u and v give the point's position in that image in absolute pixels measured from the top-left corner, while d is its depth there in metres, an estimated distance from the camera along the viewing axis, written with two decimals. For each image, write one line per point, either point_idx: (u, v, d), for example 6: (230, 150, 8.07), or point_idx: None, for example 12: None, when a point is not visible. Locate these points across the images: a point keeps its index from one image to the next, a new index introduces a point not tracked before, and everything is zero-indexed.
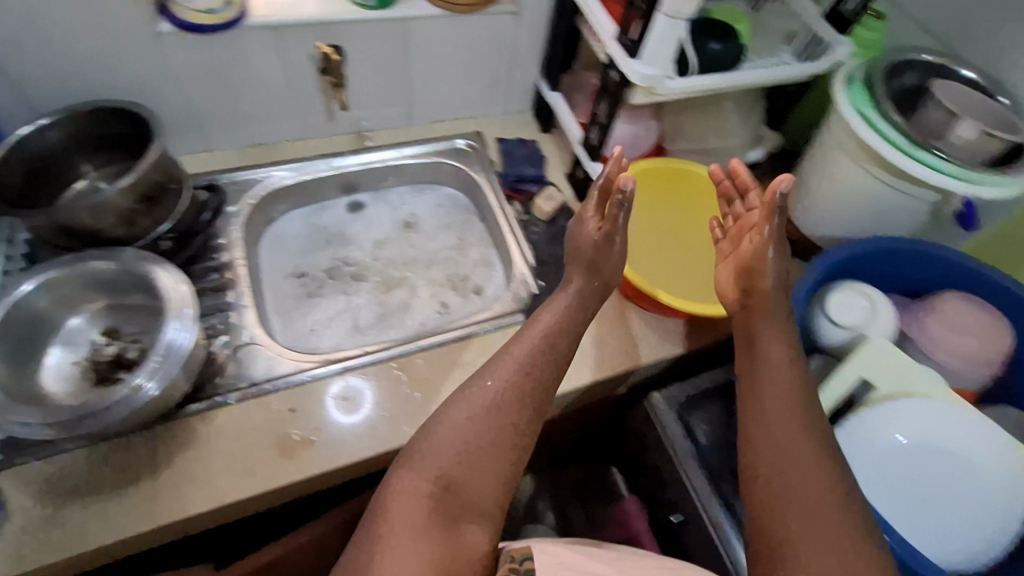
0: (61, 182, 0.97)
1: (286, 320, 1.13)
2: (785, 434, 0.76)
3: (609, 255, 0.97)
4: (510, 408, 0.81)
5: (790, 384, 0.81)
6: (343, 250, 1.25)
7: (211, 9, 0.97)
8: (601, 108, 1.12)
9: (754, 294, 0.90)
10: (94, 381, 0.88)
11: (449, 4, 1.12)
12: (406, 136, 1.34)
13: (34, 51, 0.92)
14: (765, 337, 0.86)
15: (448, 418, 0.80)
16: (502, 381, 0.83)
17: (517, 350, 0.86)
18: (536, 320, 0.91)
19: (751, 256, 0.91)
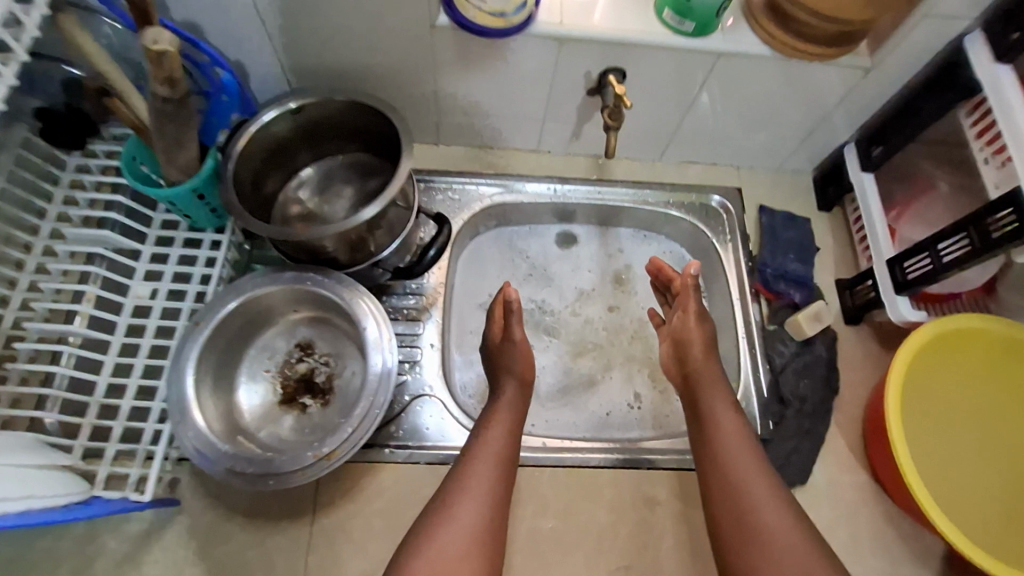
0: (292, 167, 0.90)
1: (467, 360, 1.03)
2: (749, 468, 0.72)
3: (511, 355, 0.84)
4: (489, 475, 0.73)
5: (733, 433, 0.75)
6: (542, 292, 1.09)
7: (504, 12, 0.77)
8: (955, 244, 0.79)
9: (696, 369, 0.82)
10: (280, 399, 0.83)
11: (788, 47, 0.83)
12: (651, 176, 1.11)
13: (304, 24, 0.82)
14: (709, 394, 0.79)
15: (456, 497, 0.71)
16: (481, 460, 0.74)
17: (490, 434, 0.77)
18: (500, 414, 0.80)
19: (683, 340, 0.84)
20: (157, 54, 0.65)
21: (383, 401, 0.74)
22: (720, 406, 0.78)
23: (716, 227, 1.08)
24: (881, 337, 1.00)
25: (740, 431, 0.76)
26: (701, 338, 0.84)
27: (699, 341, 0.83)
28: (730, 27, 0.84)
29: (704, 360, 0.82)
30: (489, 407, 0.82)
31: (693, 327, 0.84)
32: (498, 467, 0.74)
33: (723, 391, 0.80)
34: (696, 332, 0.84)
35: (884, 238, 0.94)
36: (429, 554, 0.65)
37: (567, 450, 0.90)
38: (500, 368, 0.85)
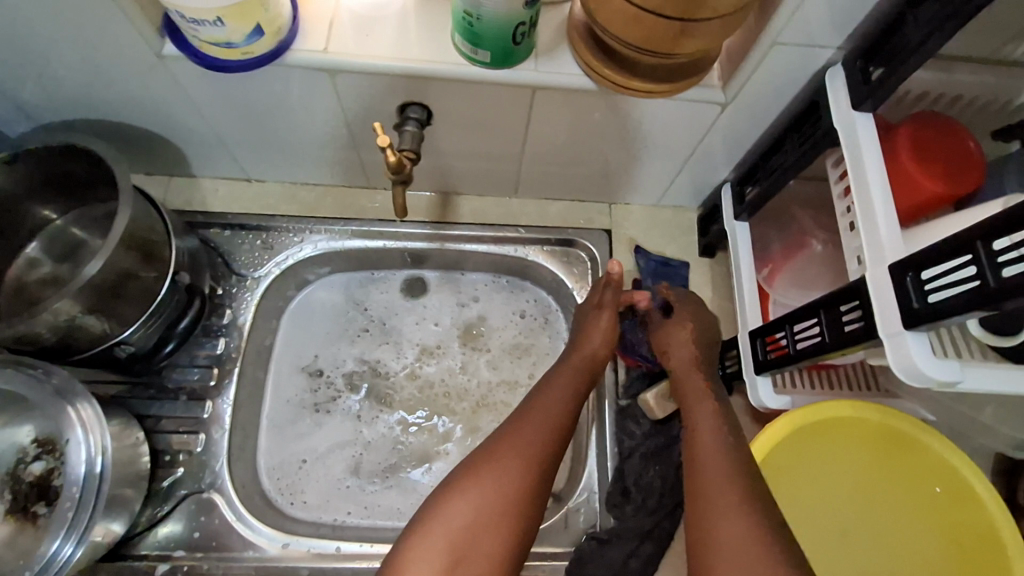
0: (25, 231, 0.75)
1: (278, 436, 0.88)
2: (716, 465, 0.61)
3: (596, 327, 0.78)
4: (524, 474, 0.62)
5: (713, 431, 0.66)
6: (376, 354, 0.94)
7: (230, 41, 0.60)
8: (808, 332, 0.65)
9: (682, 370, 0.75)
10: (8, 509, 0.71)
11: (614, 79, 0.65)
12: (507, 214, 0.96)
13: (4, 54, 0.65)
14: (699, 395, 0.71)
15: (500, 449, 0.64)
16: (538, 413, 0.67)
17: (554, 389, 0.70)
18: (568, 369, 0.73)
19: (667, 342, 0.78)
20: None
21: (84, 530, 0.62)
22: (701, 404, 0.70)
23: (579, 276, 0.94)
24: (759, 413, 0.86)
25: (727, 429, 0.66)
26: (698, 342, 0.77)
27: (688, 344, 0.76)
28: (545, 52, 0.68)
29: (695, 366, 0.75)
30: (556, 365, 0.75)
31: (674, 330, 0.78)
32: (551, 428, 0.66)
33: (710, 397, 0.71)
34: (679, 336, 0.77)
35: (750, 303, 0.79)
36: (457, 504, 0.60)
37: (366, 556, 0.79)
38: (580, 338, 0.78)
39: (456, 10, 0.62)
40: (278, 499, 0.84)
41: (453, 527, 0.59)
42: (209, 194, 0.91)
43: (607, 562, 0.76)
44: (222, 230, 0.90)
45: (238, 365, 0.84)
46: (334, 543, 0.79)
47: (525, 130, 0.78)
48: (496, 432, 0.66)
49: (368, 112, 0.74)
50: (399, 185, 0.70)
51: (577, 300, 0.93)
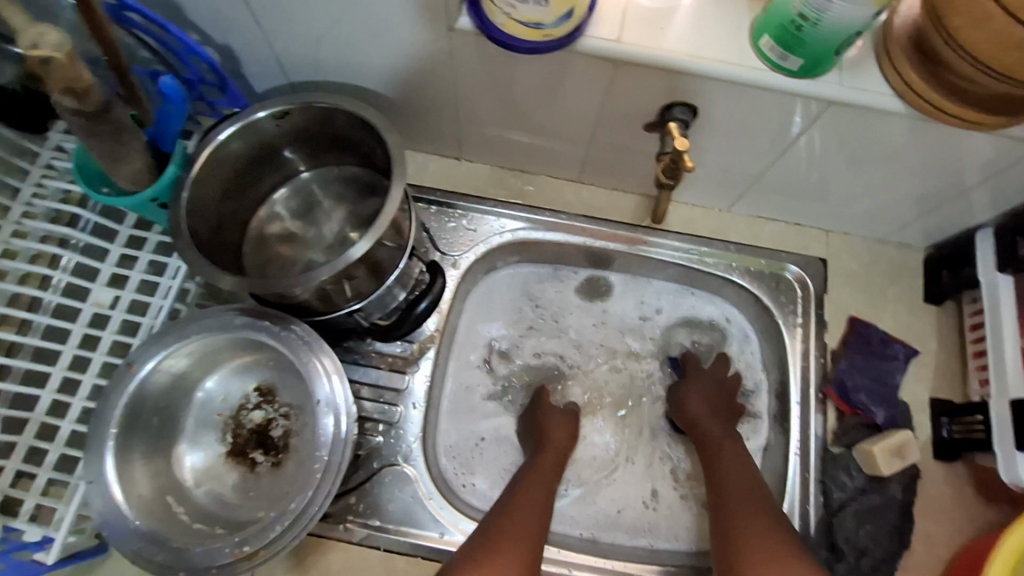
0: (268, 181, 0.76)
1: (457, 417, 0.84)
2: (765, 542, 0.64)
3: (561, 419, 0.81)
4: (521, 563, 0.62)
5: (740, 487, 0.71)
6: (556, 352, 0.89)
7: (541, 22, 0.59)
8: None
9: (702, 420, 0.79)
10: (227, 452, 0.72)
11: (937, 104, 0.59)
12: (715, 227, 0.90)
13: (295, 12, 0.66)
14: (727, 463, 0.74)
15: (499, 550, 0.63)
16: (516, 527, 0.66)
17: (533, 488, 0.72)
18: (541, 467, 0.75)
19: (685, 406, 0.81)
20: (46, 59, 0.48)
21: (327, 495, 0.62)
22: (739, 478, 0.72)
23: (785, 307, 0.85)
24: (985, 486, 0.78)
25: (759, 495, 0.70)
26: (715, 400, 0.80)
27: (705, 405, 0.80)
28: (851, 67, 0.62)
29: (715, 420, 0.79)
30: (527, 465, 0.76)
31: (689, 395, 0.81)
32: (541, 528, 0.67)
33: (750, 471, 0.73)
34: (698, 393, 0.81)
35: (1012, 369, 0.72)
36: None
37: (555, 560, 0.78)
38: (543, 435, 0.79)
39: (778, 10, 0.57)
40: (456, 485, 0.81)
41: None
42: (419, 168, 0.91)
43: None
44: (429, 206, 0.89)
45: (435, 346, 0.83)
46: None
47: (785, 143, 0.72)
48: (490, 529, 0.66)
49: (626, 107, 0.71)
50: (663, 190, 0.67)
51: (785, 331, 0.84)
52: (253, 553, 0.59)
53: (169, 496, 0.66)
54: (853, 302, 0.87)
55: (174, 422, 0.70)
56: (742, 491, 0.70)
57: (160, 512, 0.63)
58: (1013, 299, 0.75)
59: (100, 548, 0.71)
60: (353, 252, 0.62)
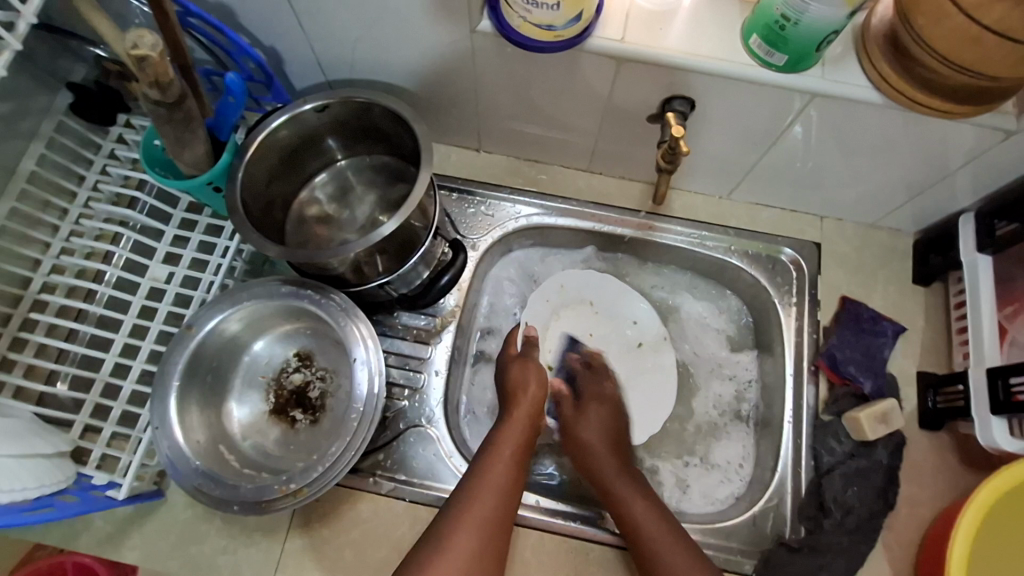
0: (308, 169, 0.85)
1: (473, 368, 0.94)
2: (663, 537, 0.71)
3: (529, 370, 0.84)
4: (492, 510, 0.68)
5: (639, 497, 0.75)
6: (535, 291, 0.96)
7: (553, 25, 0.66)
8: None
9: (596, 448, 0.81)
10: (271, 409, 0.80)
11: (910, 94, 0.66)
12: (715, 213, 0.97)
13: (336, 18, 0.74)
14: (613, 470, 0.79)
15: (472, 497, 0.69)
16: (492, 478, 0.71)
17: (507, 439, 0.76)
18: (517, 419, 0.79)
19: (580, 433, 0.83)
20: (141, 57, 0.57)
21: (360, 442, 0.70)
22: (632, 493, 0.76)
23: (781, 286, 0.92)
24: (967, 453, 0.84)
25: (643, 493, 0.76)
26: (609, 424, 0.84)
27: (603, 428, 0.83)
28: (834, 63, 0.68)
29: (608, 446, 0.81)
30: (503, 415, 0.80)
31: (590, 418, 0.84)
32: (511, 477, 0.73)
33: (628, 470, 0.79)
34: (595, 414, 0.85)
35: (989, 342, 0.77)
36: (459, 541, 0.65)
37: (564, 513, 0.83)
38: (516, 386, 0.82)
39: (765, 12, 0.64)
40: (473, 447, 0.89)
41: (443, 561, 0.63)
42: (442, 159, 0.99)
43: (800, 570, 0.77)
44: (451, 193, 0.97)
45: (455, 320, 0.91)
46: (536, 497, 0.83)
47: (778, 132, 0.78)
48: (467, 478, 0.72)
49: (629, 100, 0.78)
50: (663, 174, 0.74)
51: (779, 308, 0.90)
52: (296, 491, 0.67)
53: (221, 445, 0.75)
54: (846, 283, 0.93)
55: (224, 381, 0.79)
56: (628, 494, 0.76)
57: (214, 456, 0.72)
58: (992, 277, 0.80)
59: (158, 494, 0.80)
60: (383, 227, 0.69)
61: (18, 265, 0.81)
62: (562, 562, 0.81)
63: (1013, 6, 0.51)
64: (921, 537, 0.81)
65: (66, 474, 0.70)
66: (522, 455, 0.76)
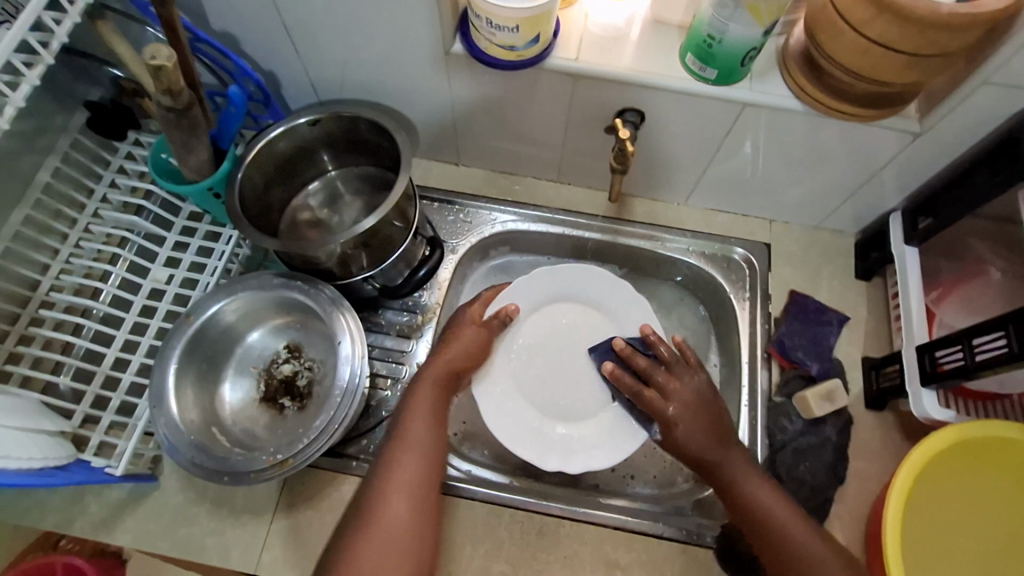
0: (302, 177, 0.94)
1: None
2: (766, 495, 0.72)
3: (462, 338, 0.82)
4: (413, 470, 0.70)
5: (782, 509, 0.71)
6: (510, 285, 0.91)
7: (515, 45, 0.76)
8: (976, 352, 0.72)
9: (704, 453, 0.74)
10: (260, 397, 0.86)
11: (823, 100, 0.76)
12: (675, 219, 1.06)
13: (327, 44, 0.84)
14: (722, 458, 0.74)
15: (395, 463, 0.70)
16: (411, 453, 0.71)
17: (423, 397, 0.75)
18: (434, 377, 0.77)
19: (681, 444, 0.76)
20: (158, 68, 0.67)
21: (344, 417, 0.76)
22: (749, 474, 0.73)
23: (735, 282, 1.00)
24: (908, 432, 0.91)
25: (766, 488, 0.73)
26: (706, 414, 0.76)
27: (705, 428, 0.75)
28: (760, 76, 0.79)
29: (712, 438, 0.75)
30: (420, 376, 0.78)
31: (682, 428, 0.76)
32: (433, 440, 0.73)
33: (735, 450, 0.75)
34: (683, 392, 0.78)
35: (919, 323, 0.85)
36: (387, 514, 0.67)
37: (535, 492, 0.87)
38: (441, 349, 0.81)
39: (696, 34, 0.75)
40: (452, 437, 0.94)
41: (379, 528, 0.66)
42: (424, 172, 1.08)
43: None
44: (432, 203, 1.05)
45: (435, 317, 0.97)
46: (509, 477, 0.88)
47: (721, 141, 0.88)
48: (387, 445, 0.73)
49: (588, 113, 0.88)
50: (616, 175, 0.85)
51: (734, 302, 0.98)
52: (285, 462, 0.73)
53: (213, 427, 0.80)
54: (793, 279, 1.01)
55: (219, 368, 0.85)
56: (770, 506, 0.71)
57: (207, 435, 0.77)
58: (918, 267, 0.89)
59: (151, 478, 0.84)
60: (362, 222, 0.77)
61: (30, 268, 0.88)
62: (534, 537, 0.85)
63: (889, 21, 0.62)
64: (869, 509, 0.87)
65: (67, 452, 0.75)
66: (439, 415, 0.75)
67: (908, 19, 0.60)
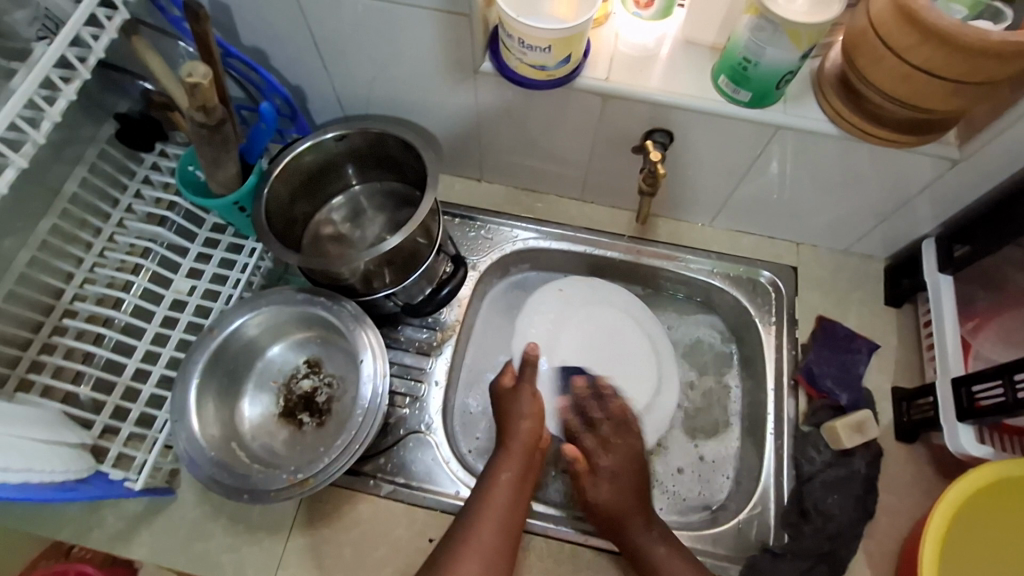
0: (326, 192, 0.93)
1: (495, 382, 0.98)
2: (670, 564, 0.76)
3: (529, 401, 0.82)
4: (493, 543, 0.69)
5: (664, 551, 0.76)
6: (530, 298, 1.03)
7: (546, 65, 0.75)
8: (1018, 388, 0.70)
9: (619, 477, 0.82)
10: (280, 412, 0.86)
11: (860, 126, 0.74)
12: (699, 240, 1.04)
13: (356, 61, 0.85)
14: (636, 526, 0.78)
15: (472, 535, 0.69)
16: (498, 510, 0.72)
17: (503, 473, 0.75)
18: (517, 449, 0.77)
19: (597, 497, 0.81)
20: (193, 85, 0.67)
21: (364, 437, 0.75)
22: (649, 541, 0.77)
23: (761, 306, 0.98)
24: (940, 466, 0.88)
25: (673, 545, 0.77)
26: (631, 475, 0.82)
27: (629, 487, 0.81)
28: (793, 100, 0.78)
29: (631, 505, 0.80)
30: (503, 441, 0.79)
31: (607, 480, 0.81)
32: (509, 519, 0.72)
33: (646, 507, 0.80)
34: (608, 467, 0.82)
35: (954, 355, 0.83)
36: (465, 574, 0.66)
37: (555, 517, 0.86)
38: (512, 415, 0.81)
39: (730, 56, 0.74)
40: (470, 457, 0.93)
41: None
42: (446, 187, 1.08)
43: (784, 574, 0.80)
44: (454, 218, 1.05)
45: (455, 335, 0.96)
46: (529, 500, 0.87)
47: (750, 163, 0.87)
48: (465, 515, 0.72)
49: (616, 133, 0.87)
50: (644, 197, 0.85)
51: (760, 326, 0.96)
52: (306, 482, 0.72)
53: (232, 442, 0.79)
54: (821, 304, 0.99)
55: (239, 382, 0.85)
56: (660, 560, 0.76)
57: (226, 450, 0.77)
58: (953, 296, 0.87)
59: (168, 492, 0.84)
60: (387, 239, 0.76)
61: (55, 276, 0.88)
62: (553, 563, 0.83)
63: (934, 48, 0.60)
64: (901, 545, 0.84)
65: (87, 464, 0.74)
66: (519, 491, 0.75)
67: (955, 47, 0.59)
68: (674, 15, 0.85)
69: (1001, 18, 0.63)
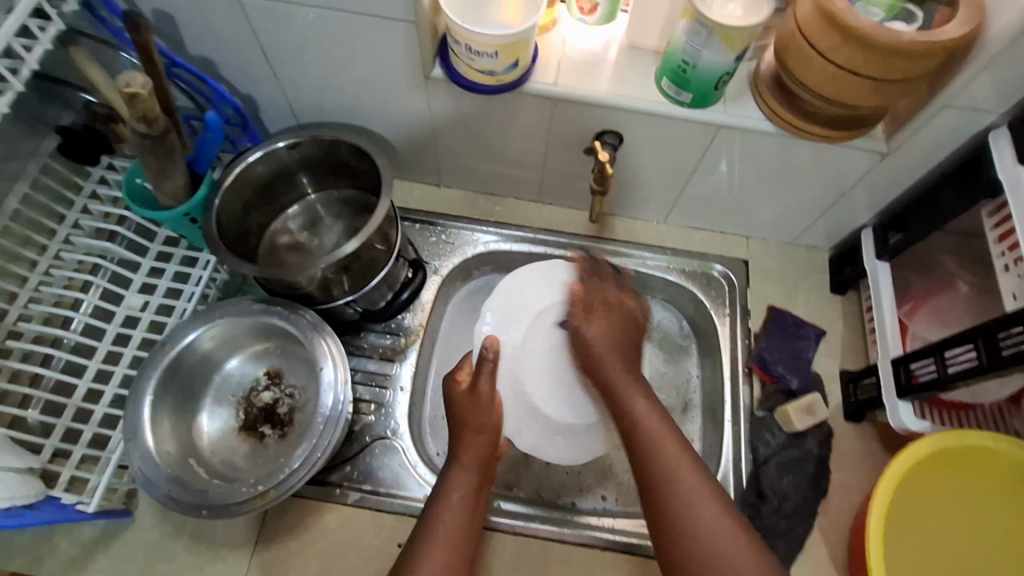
0: (282, 201, 0.93)
1: None
2: (649, 413, 0.69)
3: (480, 407, 0.77)
4: (447, 555, 0.66)
5: (654, 423, 0.68)
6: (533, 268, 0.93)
7: (495, 70, 0.77)
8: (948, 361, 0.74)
9: (603, 355, 0.76)
10: (240, 426, 0.84)
11: (795, 124, 0.78)
12: (654, 237, 1.07)
13: (306, 69, 0.84)
14: (622, 379, 0.73)
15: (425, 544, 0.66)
16: (450, 519, 0.69)
17: (457, 484, 0.72)
18: (470, 456, 0.74)
19: (586, 338, 0.78)
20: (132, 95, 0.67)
21: (326, 445, 0.74)
22: (635, 397, 0.71)
23: (716, 298, 1.01)
24: (885, 445, 0.93)
25: (663, 424, 0.68)
26: (622, 330, 0.78)
27: (610, 339, 0.77)
28: (733, 99, 0.81)
29: (617, 354, 0.76)
30: (454, 451, 0.76)
31: (598, 320, 0.80)
32: (467, 526, 0.69)
33: (635, 377, 0.74)
34: (601, 325, 0.79)
35: (893, 337, 0.87)
36: None
37: (523, 515, 0.87)
38: (465, 424, 0.76)
39: (671, 59, 0.77)
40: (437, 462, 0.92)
41: None
42: (404, 193, 1.08)
43: None
44: (414, 224, 1.05)
45: (418, 339, 0.97)
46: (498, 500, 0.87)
47: (696, 161, 0.90)
48: (418, 528, 0.69)
49: (567, 135, 0.89)
50: (596, 196, 0.87)
51: (714, 318, 0.99)
52: (264, 494, 0.71)
53: (190, 458, 0.78)
54: (772, 294, 1.03)
55: (196, 398, 0.83)
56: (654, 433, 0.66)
57: (184, 467, 0.75)
58: (891, 281, 0.92)
59: (125, 513, 0.82)
60: (341, 247, 0.76)
61: None
62: (522, 561, 0.84)
63: (854, 48, 0.64)
64: (851, 521, 0.88)
65: (36, 489, 0.72)
66: (476, 501, 0.72)
67: (873, 48, 0.63)
68: (619, 20, 0.88)
69: (912, 20, 0.68)
